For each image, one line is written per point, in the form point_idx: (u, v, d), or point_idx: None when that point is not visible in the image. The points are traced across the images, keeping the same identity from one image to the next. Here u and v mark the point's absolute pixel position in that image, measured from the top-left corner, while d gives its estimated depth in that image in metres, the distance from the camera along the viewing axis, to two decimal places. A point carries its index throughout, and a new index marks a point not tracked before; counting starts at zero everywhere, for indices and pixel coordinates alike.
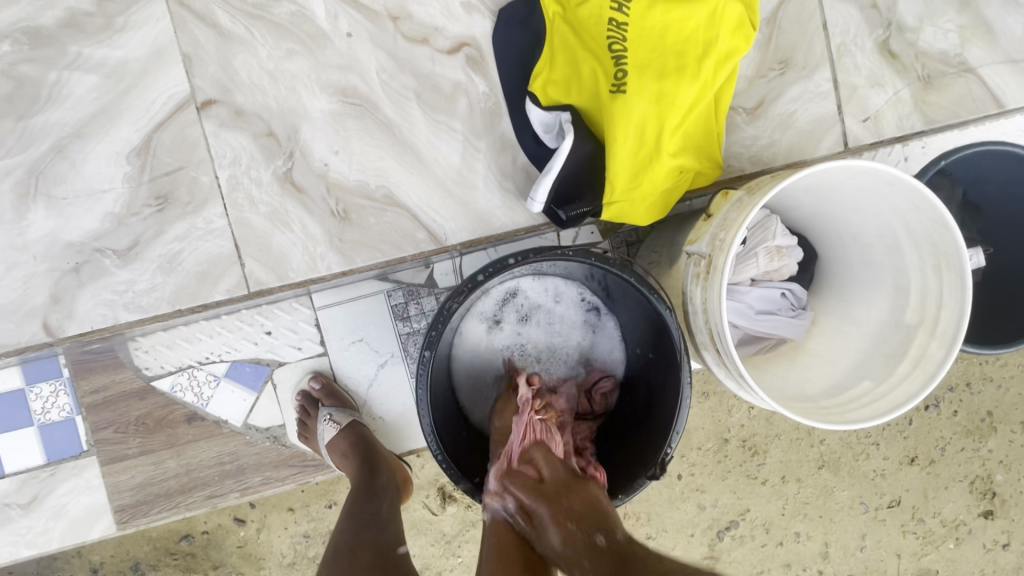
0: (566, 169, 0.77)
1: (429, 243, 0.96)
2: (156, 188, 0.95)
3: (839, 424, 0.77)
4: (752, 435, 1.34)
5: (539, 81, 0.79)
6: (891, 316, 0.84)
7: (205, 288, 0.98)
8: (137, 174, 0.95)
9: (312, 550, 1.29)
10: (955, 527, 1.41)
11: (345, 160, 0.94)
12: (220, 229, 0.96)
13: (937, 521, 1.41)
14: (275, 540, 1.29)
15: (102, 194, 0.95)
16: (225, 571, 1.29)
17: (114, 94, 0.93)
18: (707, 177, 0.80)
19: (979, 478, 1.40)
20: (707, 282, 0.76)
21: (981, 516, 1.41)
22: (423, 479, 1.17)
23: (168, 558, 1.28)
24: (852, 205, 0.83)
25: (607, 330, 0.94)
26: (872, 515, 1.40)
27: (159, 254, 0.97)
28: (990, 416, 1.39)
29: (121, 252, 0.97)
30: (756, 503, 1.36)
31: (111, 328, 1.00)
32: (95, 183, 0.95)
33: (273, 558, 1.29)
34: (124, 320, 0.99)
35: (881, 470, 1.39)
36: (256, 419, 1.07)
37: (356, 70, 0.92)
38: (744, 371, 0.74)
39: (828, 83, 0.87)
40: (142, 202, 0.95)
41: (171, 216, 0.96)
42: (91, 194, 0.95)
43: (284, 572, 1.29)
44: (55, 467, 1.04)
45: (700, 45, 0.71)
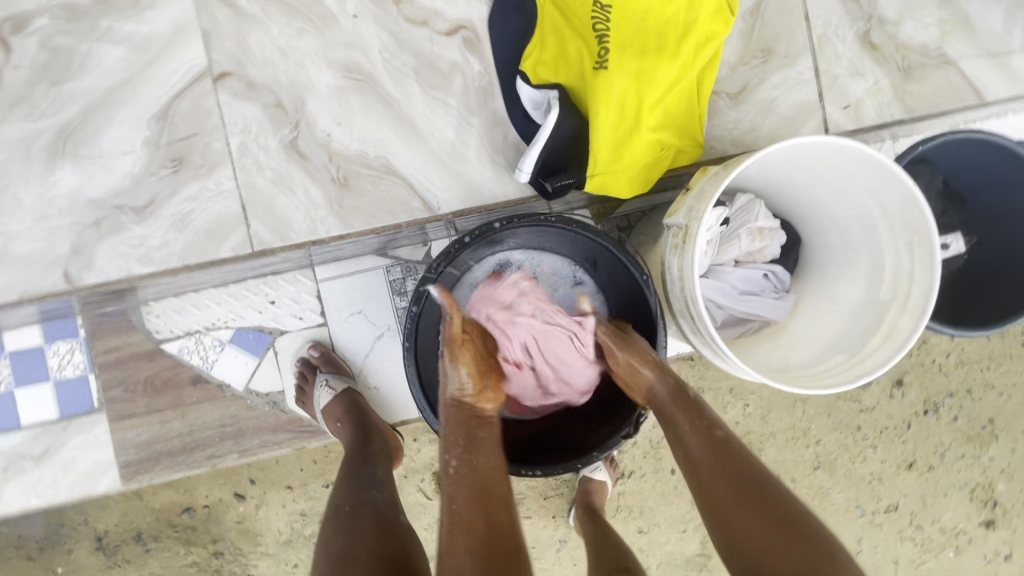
0: (551, 142, 0.81)
1: (423, 211, 1.02)
2: (172, 152, 1.02)
3: (806, 388, 0.80)
4: (747, 432, 1.37)
5: (529, 61, 0.84)
6: (866, 294, 0.86)
7: (212, 245, 1.04)
8: (156, 139, 1.02)
9: (308, 528, 1.35)
10: (955, 536, 1.42)
11: (348, 132, 1.00)
12: (228, 191, 1.03)
13: (935, 528, 1.42)
14: (273, 517, 1.35)
15: (123, 156, 1.02)
16: (223, 545, 1.35)
17: (138, 65, 1.00)
18: (689, 156, 0.85)
19: (979, 486, 1.41)
20: (683, 251, 0.79)
21: (982, 526, 1.42)
22: (418, 463, 1.21)
23: (169, 529, 1.34)
24: (829, 186, 0.86)
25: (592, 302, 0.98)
26: (868, 519, 1.41)
27: (172, 212, 1.03)
28: (991, 423, 1.40)
29: (137, 209, 1.03)
30: None
31: (125, 280, 1.06)
32: (117, 147, 1.02)
33: (270, 534, 1.35)
34: (136, 273, 1.05)
35: (878, 474, 1.40)
36: (257, 384, 1.12)
37: (359, 49, 0.99)
38: (716, 337, 0.77)
39: (809, 72, 0.91)
40: (158, 164, 1.02)
41: (185, 178, 1.02)
42: (113, 157, 1.02)
43: (281, 548, 1.35)
44: (67, 423, 1.10)
45: (680, 28, 0.75)
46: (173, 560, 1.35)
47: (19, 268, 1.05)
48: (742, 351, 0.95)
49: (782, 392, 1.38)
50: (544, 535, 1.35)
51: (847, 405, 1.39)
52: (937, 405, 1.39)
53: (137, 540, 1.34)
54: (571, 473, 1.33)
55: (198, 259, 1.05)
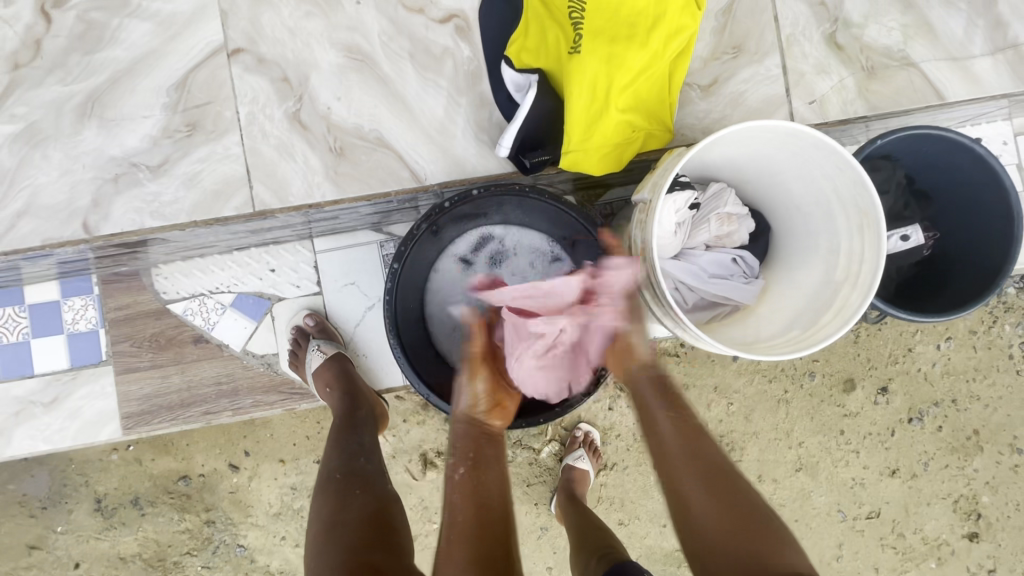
0: (529, 119, 0.89)
1: (411, 181, 1.09)
2: (187, 117, 1.11)
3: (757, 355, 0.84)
4: (730, 432, 1.41)
5: (514, 47, 0.91)
6: (824, 275, 0.91)
7: (218, 204, 1.13)
8: (173, 106, 1.11)
9: (297, 502, 1.41)
10: (938, 547, 1.43)
11: (346, 106, 1.08)
12: (235, 155, 1.11)
13: (918, 537, 1.43)
14: (264, 489, 1.41)
15: (143, 119, 1.11)
16: (216, 514, 1.41)
17: (162, 39, 1.10)
18: (659, 139, 0.92)
19: (963, 497, 1.42)
20: (646, 224, 0.86)
21: (966, 538, 1.43)
22: (407, 444, 1.29)
23: (165, 495, 1.40)
24: (792, 173, 0.92)
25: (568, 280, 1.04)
26: (849, 524, 1.43)
27: (183, 172, 1.12)
28: (977, 434, 1.42)
29: (152, 168, 1.12)
30: None
31: (138, 233, 1.14)
32: (138, 112, 1.11)
33: (261, 505, 1.41)
34: (148, 227, 1.14)
35: (861, 479, 1.42)
36: (253, 346, 1.19)
37: (360, 32, 1.08)
38: (669, 300, 0.83)
39: (777, 68, 0.97)
40: (174, 128, 1.11)
41: (197, 141, 1.11)
42: (135, 120, 1.11)
43: (270, 520, 1.41)
44: (76, 373, 1.18)
45: (650, 19, 0.83)
46: (166, 527, 1.41)
47: (42, 219, 1.14)
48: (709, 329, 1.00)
49: (766, 391, 1.40)
50: (526, 521, 1.37)
51: (831, 408, 1.41)
52: (921, 412, 1.41)
53: (134, 503, 1.41)
54: (555, 461, 1.37)
55: (205, 215, 1.13)
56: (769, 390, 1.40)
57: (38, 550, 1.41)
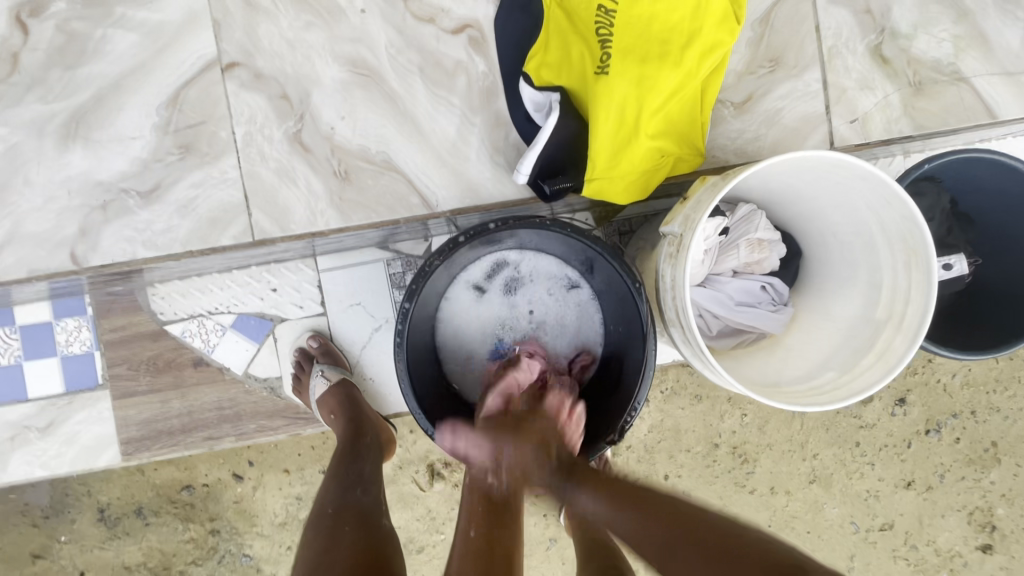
0: (551, 144, 0.81)
1: (422, 208, 1.03)
2: (179, 138, 1.04)
3: (792, 405, 0.78)
4: (743, 443, 1.36)
5: (533, 63, 0.84)
6: (863, 310, 0.86)
7: (214, 233, 1.07)
8: (164, 126, 1.04)
9: (303, 512, 1.38)
10: (950, 558, 1.40)
11: (350, 126, 1.02)
12: (232, 180, 1.05)
13: (930, 549, 1.40)
14: (269, 499, 1.38)
15: (132, 140, 1.05)
16: (221, 523, 1.38)
17: (151, 51, 1.02)
18: (689, 164, 0.85)
19: (978, 509, 1.39)
20: (676, 259, 0.79)
21: (978, 550, 1.40)
22: (413, 454, 1.25)
23: (169, 505, 1.37)
24: (831, 201, 0.86)
25: (587, 308, 0.99)
26: (862, 536, 1.40)
27: (177, 198, 1.06)
28: (994, 446, 1.38)
29: (143, 194, 1.06)
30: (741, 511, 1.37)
31: (130, 263, 1.09)
32: (128, 131, 1.04)
33: (267, 516, 1.38)
34: (141, 257, 1.09)
35: (875, 491, 1.39)
36: (256, 369, 1.15)
37: (366, 44, 1.00)
38: (701, 345, 0.77)
39: (817, 84, 0.90)
40: (165, 150, 1.05)
41: (190, 164, 1.05)
42: (123, 141, 1.05)
43: (276, 530, 1.38)
44: (72, 397, 1.14)
45: (684, 35, 0.75)
46: (171, 536, 1.39)
47: (30, 246, 1.08)
48: (736, 361, 0.95)
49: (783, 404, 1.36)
50: (535, 532, 1.33)
51: (847, 420, 1.37)
52: (938, 424, 1.37)
53: (138, 514, 1.38)
54: None
55: (200, 245, 1.08)
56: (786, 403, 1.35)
57: (42, 559, 1.39)
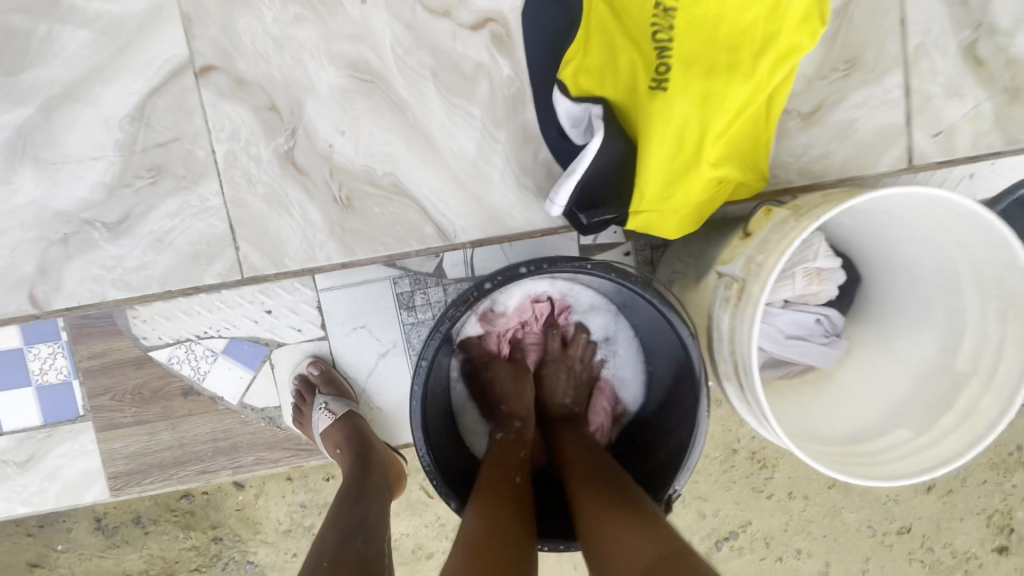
0: (591, 170, 0.69)
1: (436, 239, 0.91)
2: (148, 159, 0.91)
3: (869, 480, 0.69)
4: (761, 448, 1.25)
5: (570, 68, 0.70)
6: (938, 359, 0.76)
7: (198, 268, 0.96)
8: (129, 144, 0.91)
9: (308, 519, 1.29)
10: (965, 560, 1.29)
11: (353, 144, 0.88)
12: (215, 208, 0.92)
13: (946, 552, 1.28)
14: (272, 507, 1.29)
15: (93, 162, 0.91)
16: (224, 531, 1.30)
17: (109, 52, 0.88)
18: (749, 189, 0.73)
19: (998, 512, 1.27)
20: (737, 309, 0.67)
21: (995, 552, 1.28)
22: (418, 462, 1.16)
23: (168, 513, 1.30)
24: (914, 233, 0.75)
25: (626, 362, 0.88)
26: (879, 539, 1.29)
27: (149, 231, 0.94)
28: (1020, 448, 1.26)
29: (110, 226, 0.94)
30: (758, 516, 1.27)
31: (98, 304, 0.98)
32: (87, 152, 0.91)
33: (270, 523, 1.30)
34: (110, 297, 0.98)
35: (895, 495, 1.27)
36: (252, 399, 1.05)
37: (368, 43, 0.86)
38: (767, 413, 0.67)
39: (899, 90, 0.77)
40: (133, 172, 0.91)
41: (163, 191, 0.92)
42: (83, 162, 0.91)
43: (280, 538, 1.30)
44: (51, 430, 1.04)
45: (759, 39, 0.62)
46: (172, 544, 1.31)
47: None
48: (785, 405, 0.85)
49: None
50: None
51: None
52: None
53: (136, 523, 1.30)
54: None
55: (179, 284, 0.97)
56: None
57: (39, 568, 1.31)
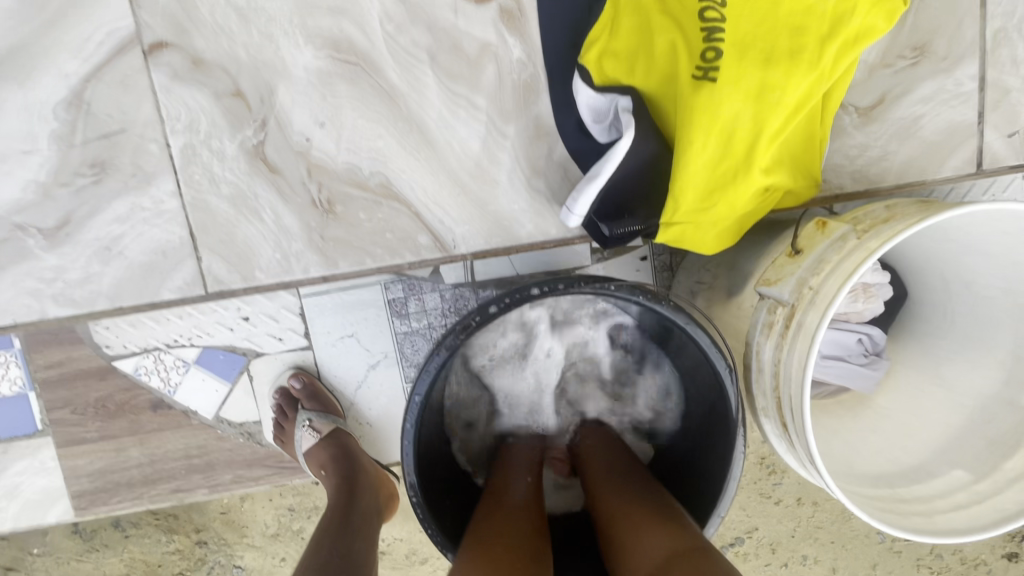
0: (617, 175, 0.58)
1: (431, 248, 0.79)
2: (90, 153, 0.77)
3: (931, 535, 0.60)
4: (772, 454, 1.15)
5: (593, 50, 0.58)
6: (1001, 392, 0.67)
7: (153, 284, 0.80)
8: (67, 135, 0.77)
9: (297, 523, 1.19)
10: (971, 565, 1.17)
11: (333, 137, 0.76)
12: (171, 211, 0.79)
13: (954, 556, 1.17)
14: (258, 510, 1.19)
15: (24, 155, 0.77)
16: (208, 535, 1.20)
17: (36, 23, 0.74)
18: (798, 198, 0.62)
19: None
20: (785, 339, 0.57)
21: (1003, 557, 1.16)
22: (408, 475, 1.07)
23: (150, 516, 1.19)
24: (984, 249, 0.64)
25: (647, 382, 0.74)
26: (886, 545, 1.17)
27: (95, 238, 0.79)
28: None
29: (47, 232, 0.79)
30: (765, 522, 1.15)
31: (38, 323, 0.82)
32: (15, 144, 0.77)
33: (256, 527, 1.19)
34: (52, 315, 0.81)
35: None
36: (229, 413, 0.95)
37: (351, 17, 0.74)
38: (814, 456, 0.56)
39: (971, 82, 0.66)
40: (72, 169, 0.77)
41: (109, 191, 0.78)
42: (13, 156, 0.77)
43: (267, 542, 1.21)
44: (6, 446, 0.94)
45: (826, 20, 0.51)
46: (156, 546, 1.21)
47: None
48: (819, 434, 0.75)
49: None
50: None
51: None
52: None
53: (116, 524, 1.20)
54: None
55: (133, 300, 0.81)
56: None
57: (13, 572, 1.19)
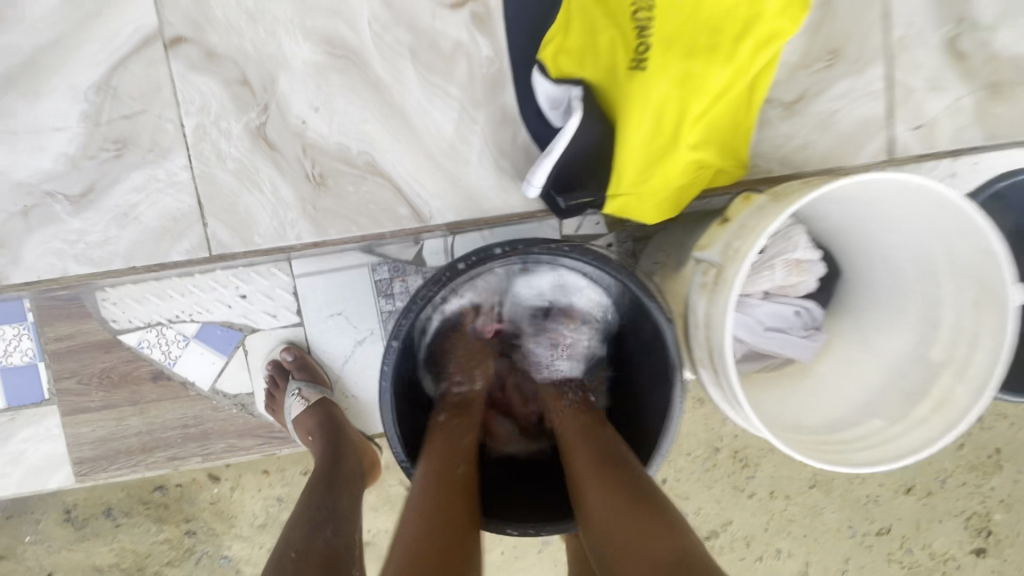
0: (569, 152, 0.68)
1: (411, 220, 0.90)
2: (114, 131, 0.89)
3: (845, 467, 0.68)
4: (745, 447, 1.21)
5: (550, 48, 0.69)
6: (914, 350, 0.75)
7: (164, 246, 0.94)
8: (95, 115, 0.89)
9: (285, 514, 1.24)
10: (943, 561, 1.25)
11: (326, 121, 0.88)
12: (182, 182, 0.91)
13: (925, 552, 1.24)
14: (247, 500, 1.24)
15: (55, 132, 0.90)
16: (197, 525, 1.25)
17: (75, 21, 0.86)
18: (729, 176, 0.72)
19: (976, 514, 1.23)
20: (713, 293, 0.67)
21: (973, 553, 1.24)
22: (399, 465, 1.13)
23: (141, 506, 1.24)
24: (891, 223, 0.74)
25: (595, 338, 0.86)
26: (858, 540, 1.24)
27: (115, 204, 0.92)
28: (998, 452, 1.22)
29: (73, 198, 0.92)
30: (739, 515, 1.23)
31: (60, 280, 0.96)
32: (50, 123, 0.89)
33: (244, 517, 1.24)
34: (73, 273, 0.95)
35: (875, 496, 1.23)
36: (224, 385, 1.02)
37: (344, 19, 0.85)
38: (739, 397, 0.66)
39: (880, 82, 0.76)
40: (98, 145, 0.90)
41: (130, 163, 0.90)
42: (45, 133, 0.90)
43: (254, 533, 1.25)
44: (14, 413, 1.01)
45: (740, 23, 0.61)
46: (145, 537, 1.25)
47: None
48: (759, 395, 0.84)
49: None
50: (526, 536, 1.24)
51: None
52: None
53: (106, 515, 1.24)
54: None
55: (144, 262, 0.95)
56: None
57: (4, 560, 1.25)
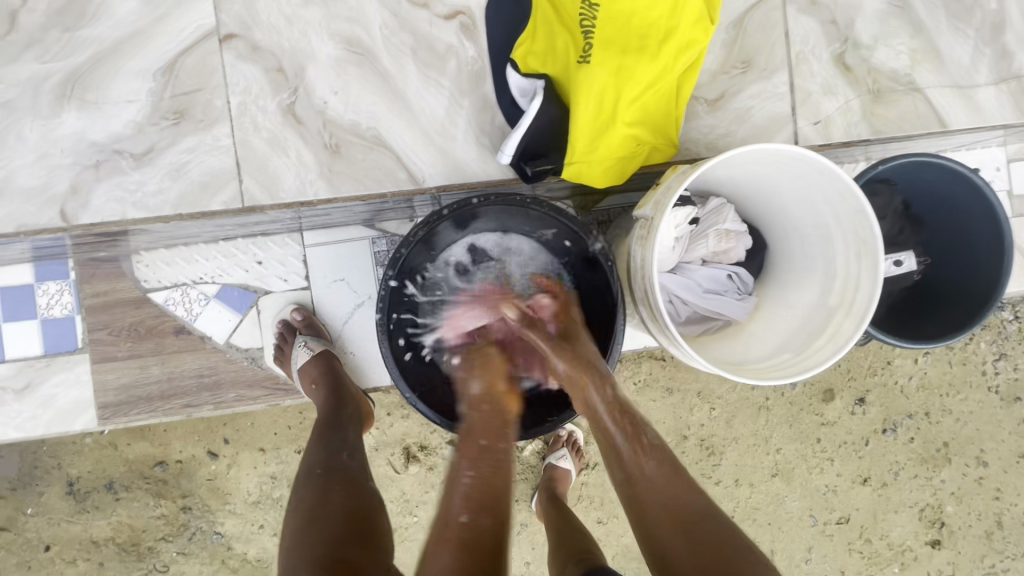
0: (532, 128, 0.87)
1: (407, 182, 1.07)
2: (174, 105, 1.08)
3: (750, 378, 0.85)
4: (711, 435, 1.30)
5: (521, 50, 0.89)
6: (818, 300, 0.92)
7: (205, 198, 1.10)
8: (159, 92, 1.08)
9: (277, 491, 1.33)
10: (901, 553, 1.34)
11: (342, 103, 1.06)
12: (225, 146, 1.09)
13: (883, 543, 1.33)
14: (242, 478, 1.33)
15: (126, 104, 1.08)
16: (191, 501, 1.33)
17: (150, 19, 1.07)
18: (663, 154, 0.91)
19: (929, 506, 1.32)
20: (645, 240, 0.84)
21: (928, 545, 1.33)
22: (390, 436, 1.25)
23: (140, 480, 1.32)
24: (795, 197, 0.92)
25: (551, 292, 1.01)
26: (820, 528, 1.33)
27: (169, 162, 1.09)
28: (947, 446, 1.31)
29: (136, 155, 1.09)
30: None
31: (118, 224, 1.11)
32: (122, 97, 1.08)
33: (239, 494, 1.33)
34: (130, 217, 1.11)
35: (833, 486, 1.32)
36: (238, 339, 1.16)
37: (361, 24, 1.05)
38: (666, 321, 0.82)
39: (785, 86, 0.96)
40: (160, 114, 1.08)
41: (183, 131, 1.09)
42: (117, 104, 1.08)
43: (247, 509, 1.34)
44: (50, 360, 1.14)
45: (662, 31, 0.80)
46: (143, 511, 1.33)
47: (20, 202, 1.10)
48: (700, 342, 1.00)
49: (748, 397, 1.30)
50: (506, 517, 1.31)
51: (810, 417, 1.30)
52: (894, 423, 1.31)
53: (108, 489, 1.32)
54: (537, 459, 1.30)
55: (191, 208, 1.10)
56: (760, 432, 1.30)
57: (5, 531, 1.32)
